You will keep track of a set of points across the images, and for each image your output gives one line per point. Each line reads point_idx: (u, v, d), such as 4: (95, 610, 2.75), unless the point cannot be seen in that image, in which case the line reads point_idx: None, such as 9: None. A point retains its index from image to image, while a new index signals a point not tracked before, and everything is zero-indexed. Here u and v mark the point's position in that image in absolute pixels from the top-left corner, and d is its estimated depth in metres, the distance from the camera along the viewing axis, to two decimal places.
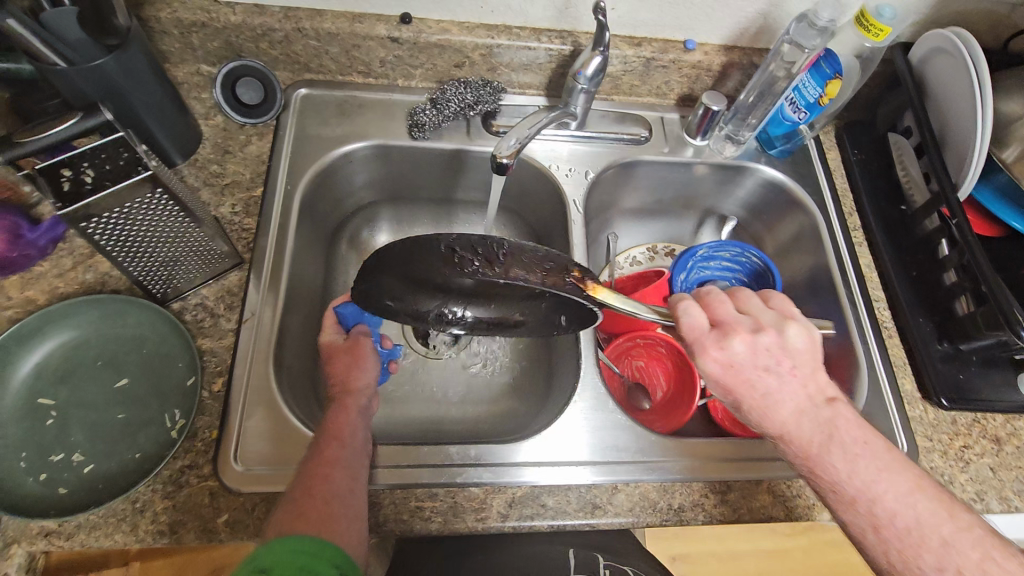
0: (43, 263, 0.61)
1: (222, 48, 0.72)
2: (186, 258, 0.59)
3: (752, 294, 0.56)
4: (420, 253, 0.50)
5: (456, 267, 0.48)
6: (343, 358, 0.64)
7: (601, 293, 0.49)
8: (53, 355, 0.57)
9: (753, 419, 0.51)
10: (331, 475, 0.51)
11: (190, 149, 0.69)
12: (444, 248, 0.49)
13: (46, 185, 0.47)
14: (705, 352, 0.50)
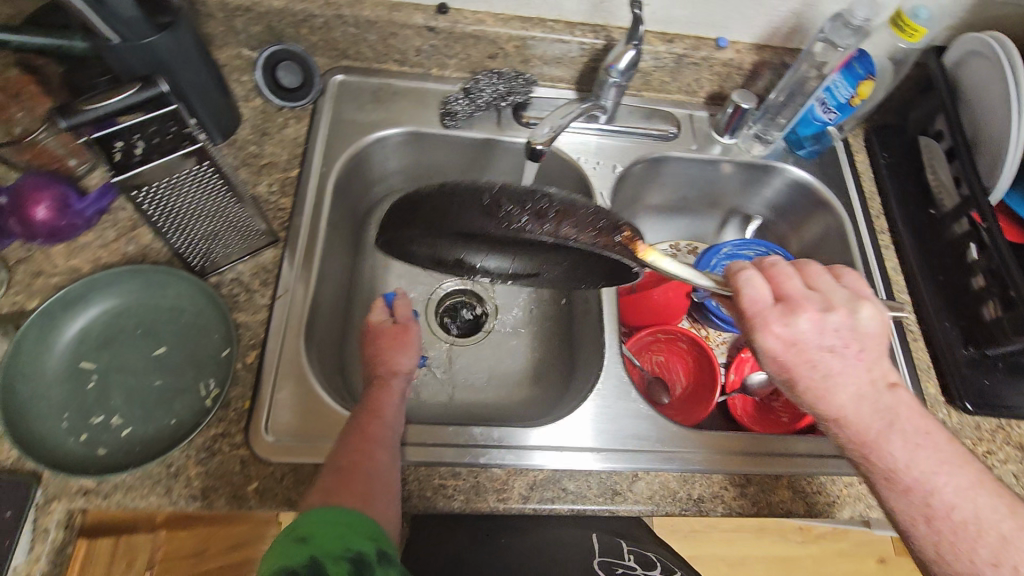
0: (88, 234, 0.63)
1: (264, 32, 0.73)
2: (225, 233, 0.61)
3: (821, 269, 0.54)
4: (456, 207, 0.45)
5: (501, 224, 0.44)
6: (389, 339, 0.65)
7: (650, 255, 0.47)
8: (95, 322, 0.59)
9: (807, 402, 0.51)
10: (373, 453, 0.53)
11: (230, 129, 0.71)
12: (485, 200, 0.45)
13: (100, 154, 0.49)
14: (769, 328, 0.50)
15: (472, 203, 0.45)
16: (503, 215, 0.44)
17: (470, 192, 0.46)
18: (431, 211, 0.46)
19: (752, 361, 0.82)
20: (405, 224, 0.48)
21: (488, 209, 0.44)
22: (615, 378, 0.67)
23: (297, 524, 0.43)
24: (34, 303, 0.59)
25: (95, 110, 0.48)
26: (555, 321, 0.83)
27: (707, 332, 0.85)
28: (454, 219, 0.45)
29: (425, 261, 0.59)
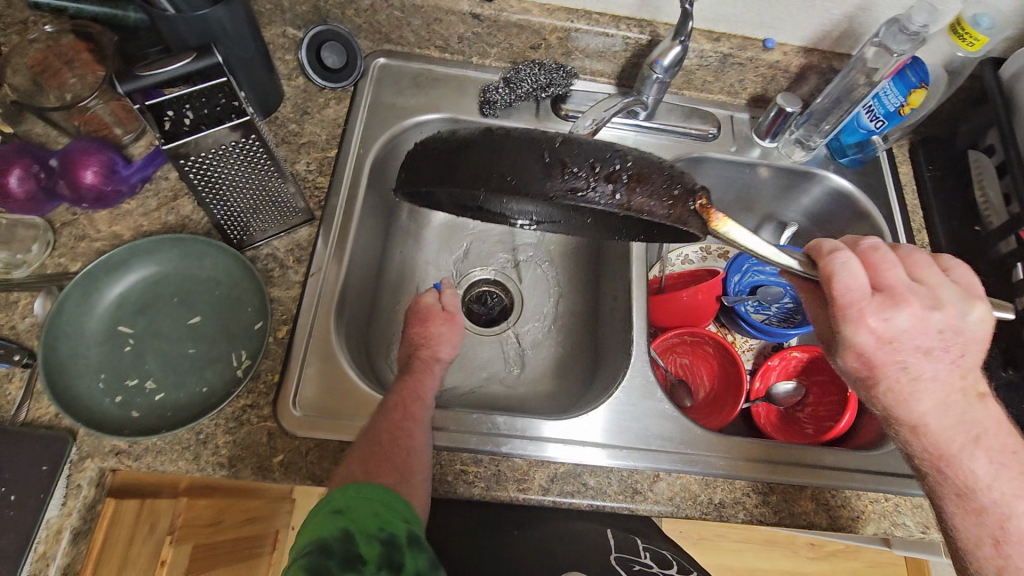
0: (131, 201, 0.64)
1: (310, 12, 0.74)
2: (265, 208, 0.62)
3: (930, 261, 0.51)
4: (515, 167, 0.43)
5: (567, 189, 0.43)
6: (441, 324, 0.66)
7: (724, 225, 0.47)
8: (134, 288, 0.60)
9: (885, 403, 0.50)
10: (412, 432, 0.54)
11: (272, 106, 0.71)
12: (547, 158, 0.43)
13: (152, 121, 0.50)
14: (865, 320, 0.47)
15: (533, 163, 0.43)
16: (569, 179, 0.43)
17: (526, 147, 0.43)
18: (473, 163, 0.44)
19: (779, 369, 0.80)
20: (442, 173, 0.45)
21: (549, 168, 0.43)
22: (641, 376, 0.66)
23: (333, 501, 0.44)
24: (77, 266, 0.61)
25: (151, 78, 0.48)
26: (580, 316, 0.82)
27: (734, 338, 0.84)
28: (511, 179, 0.43)
29: (449, 206, 0.57)
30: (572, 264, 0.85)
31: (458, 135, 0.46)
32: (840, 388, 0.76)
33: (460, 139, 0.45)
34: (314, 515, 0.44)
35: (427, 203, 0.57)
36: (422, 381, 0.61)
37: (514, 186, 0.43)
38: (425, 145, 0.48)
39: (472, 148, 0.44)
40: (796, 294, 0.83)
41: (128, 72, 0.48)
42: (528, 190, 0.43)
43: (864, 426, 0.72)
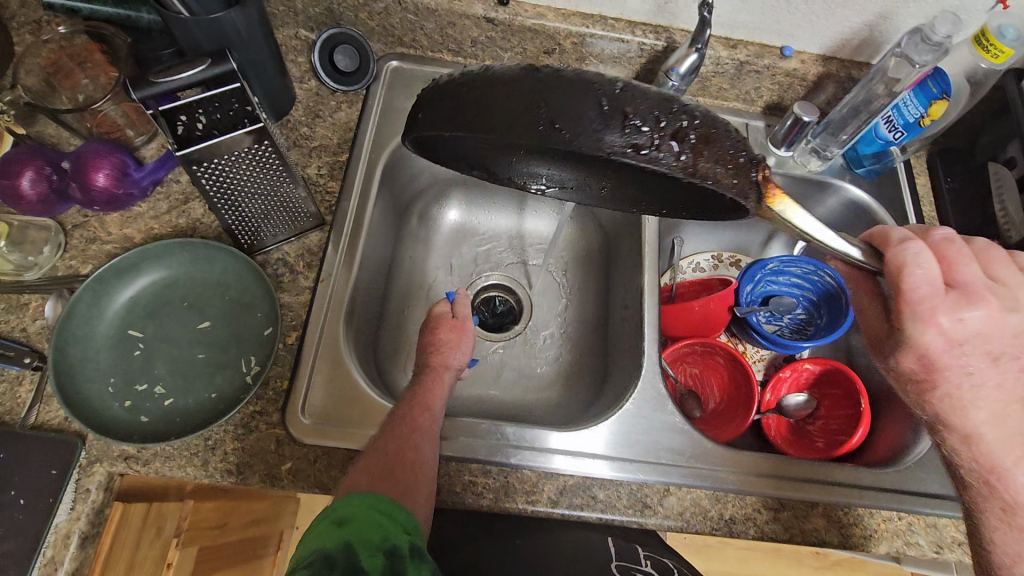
0: (142, 205, 0.64)
1: (324, 14, 0.73)
2: (275, 214, 0.61)
3: (1008, 260, 0.52)
4: (570, 118, 0.37)
5: (628, 145, 0.38)
6: (448, 333, 0.65)
7: (780, 203, 0.46)
8: (144, 292, 0.59)
9: (940, 408, 0.51)
10: (420, 443, 0.54)
11: (284, 109, 0.71)
12: (606, 107, 0.38)
13: (165, 126, 0.50)
14: (936, 318, 0.48)
15: (591, 114, 0.38)
16: (631, 134, 0.38)
17: (580, 94, 0.38)
18: (513, 107, 0.38)
19: (790, 381, 0.79)
20: (471, 119, 0.38)
21: (608, 120, 0.38)
22: (651, 389, 0.65)
23: (336, 512, 0.43)
24: (87, 268, 0.61)
25: (168, 83, 0.47)
26: (590, 324, 0.81)
27: (745, 348, 0.84)
28: (562, 128, 0.37)
29: (459, 161, 0.52)
30: (582, 271, 0.85)
31: (488, 85, 0.39)
32: (852, 401, 0.75)
33: (492, 86, 0.39)
34: (318, 525, 0.43)
35: (433, 156, 0.51)
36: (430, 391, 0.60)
37: (566, 139, 0.37)
38: (445, 92, 0.40)
39: (513, 89, 0.38)
40: (810, 305, 0.82)
41: (143, 78, 0.47)
42: (583, 144, 0.38)
43: (877, 442, 0.71)
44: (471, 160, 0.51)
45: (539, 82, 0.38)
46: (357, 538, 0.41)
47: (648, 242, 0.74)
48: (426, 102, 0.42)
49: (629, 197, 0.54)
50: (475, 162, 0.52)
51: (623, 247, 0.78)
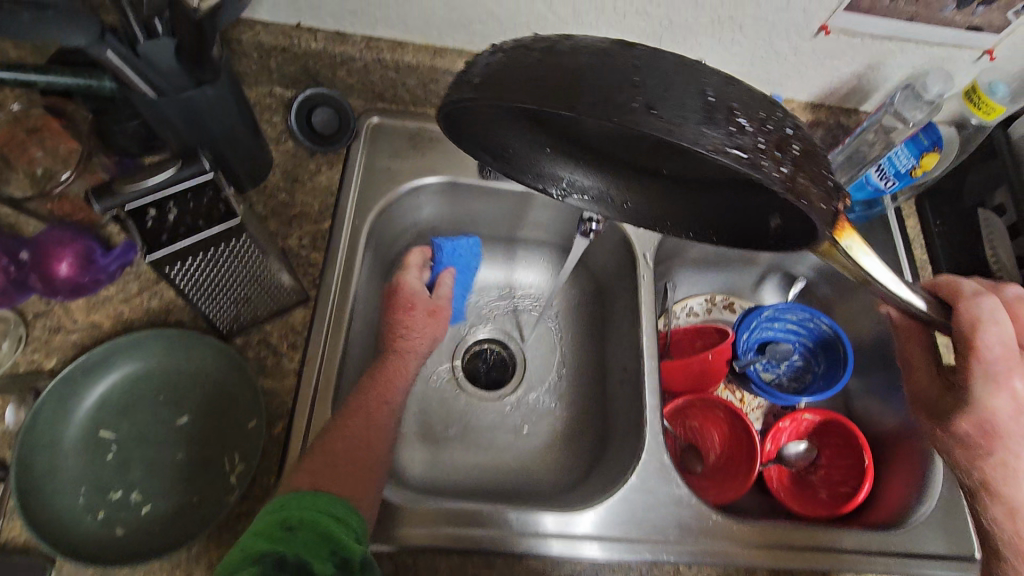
0: (111, 287, 0.60)
1: (299, 72, 0.70)
2: (256, 296, 0.58)
3: None
4: (671, 106, 0.30)
5: (731, 143, 0.31)
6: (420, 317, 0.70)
7: (847, 237, 0.40)
8: (116, 387, 0.55)
9: (995, 480, 0.52)
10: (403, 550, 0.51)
11: (261, 176, 0.67)
12: (710, 98, 0.31)
13: (135, 227, 0.46)
14: (1010, 382, 0.50)
15: (693, 105, 0.31)
16: (737, 136, 0.31)
17: (681, 82, 0.31)
18: (602, 87, 0.31)
19: (790, 431, 0.78)
20: (550, 94, 0.31)
21: (711, 115, 0.31)
22: (656, 460, 0.63)
23: (288, 513, 0.45)
24: (52, 362, 0.57)
25: (133, 192, 0.44)
26: (587, 378, 0.79)
27: (741, 396, 0.83)
28: (662, 114, 0.30)
29: (496, 133, 0.44)
30: (576, 322, 0.82)
31: (573, 61, 0.32)
32: (853, 452, 0.75)
33: (575, 62, 0.32)
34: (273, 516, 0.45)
35: (470, 125, 0.43)
36: (364, 399, 0.59)
37: (666, 128, 0.30)
38: (519, 59, 0.33)
39: (601, 65, 0.31)
40: (806, 351, 0.81)
41: (109, 184, 0.44)
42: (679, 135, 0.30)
43: (883, 499, 0.71)
44: (511, 131, 0.44)
45: (636, 63, 0.32)
46: (305, 546, 0.43)
47: (645, 299, 0.71)
48: (489, 69, 0.34)
49: (660, 208, 0.47)
50: (512, 134, 0.44)
51: (617, 301, 0.77)
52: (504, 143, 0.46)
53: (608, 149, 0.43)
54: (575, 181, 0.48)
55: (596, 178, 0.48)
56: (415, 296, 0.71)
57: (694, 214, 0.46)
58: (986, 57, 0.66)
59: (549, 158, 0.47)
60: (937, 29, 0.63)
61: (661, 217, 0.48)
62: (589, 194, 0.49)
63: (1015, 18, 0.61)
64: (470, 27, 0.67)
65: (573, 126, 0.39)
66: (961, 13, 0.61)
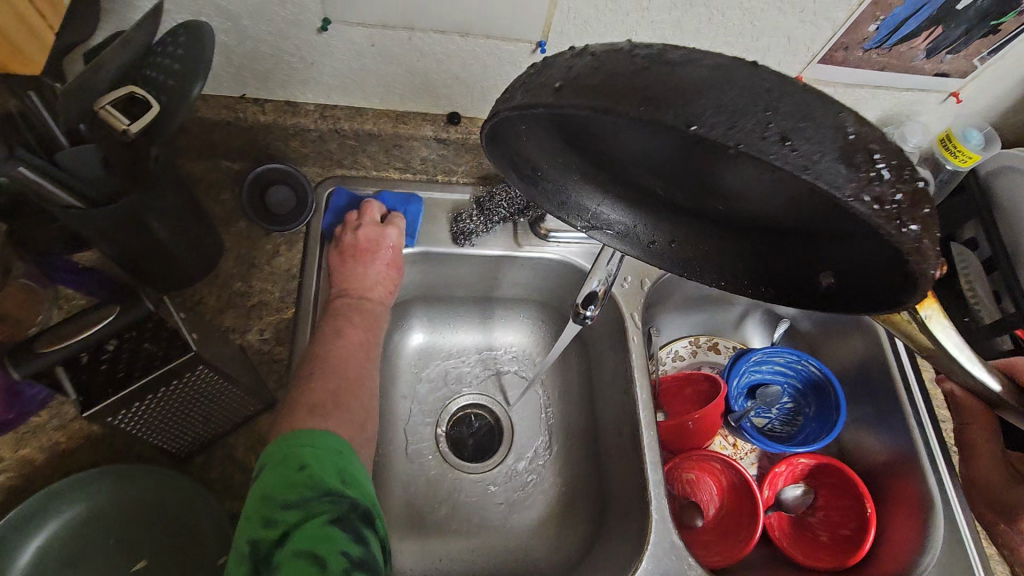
0: (42, 414, 0.52)
1: (248, 146, 0.64)
2: (216, 414, 0.51)
3: None
4: (809, 139, 0.25)
5: (866, 191, 0.26)
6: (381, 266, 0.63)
7: (928, 308, 0.44)
8: (56, 539, 0.48)
9: None
10: None
11: (211, 265, 0.61)
12: (850, 137, 0.26)
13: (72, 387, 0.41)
14: None
15: (833, 141, 0.26)
16: (876, 183, 0.26)
17: (821, 113, 0.26)
18: (729, 108, 0.25)
19: (786, 475, 0.75)
20: (662, 108, 0.25)
21: (850, 156, 0.26)
22: (665, 540, 0.60)
23: (346, 464, 0.44)
24: None
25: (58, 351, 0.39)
26: (579, 441, 0.75)
27: (734, 443, 0.81)
28: (798, 148, 0.25)
29: (536, 145, 0.38)
30: (563, 381, 0.79)
31: (692, 74, 0.26)
32: (852, 494, 0.73)
33: (692, 75, 0.26)
34: (323, 450, 0.44)
35: (511, 133, 0.37)
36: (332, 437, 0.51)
37: (803, 165, 0.25)
38: (619, 62, 0.27)
39: (724, 82, 0.26)
40: (795, 393, 0.80)
41: (29, 344, 0.38)
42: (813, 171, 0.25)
43: (886, 544, 0.70)
44: (554, 146, 0.38)
45: (769, 87, 0.26)
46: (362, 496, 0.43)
47: (636, 362, 0.69)
48: (574, 71, 0.28)
49: (693, 252, 0.42)
50: (553, 149, 0.38)
51: (606, 359, 0.74)
52: (537, 158, 0.40)
53: (656, 184, 0.37)
54: (602, 214, 0.43)
55: (626, 213, 0.43)
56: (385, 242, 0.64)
57: (730, 263, 0.42)
58: (952, 99, 0.67)
59: (580, 185, 0.42)
60: (907, 76, 0.63)
61: (694, 263, 0.43)
62: (617, 228, 0.44)
63: (980, 63, 0.62)
64: (435, 91, 0.62)
65: (634, 153, 0.34)
66: (931, 61, 0.61)
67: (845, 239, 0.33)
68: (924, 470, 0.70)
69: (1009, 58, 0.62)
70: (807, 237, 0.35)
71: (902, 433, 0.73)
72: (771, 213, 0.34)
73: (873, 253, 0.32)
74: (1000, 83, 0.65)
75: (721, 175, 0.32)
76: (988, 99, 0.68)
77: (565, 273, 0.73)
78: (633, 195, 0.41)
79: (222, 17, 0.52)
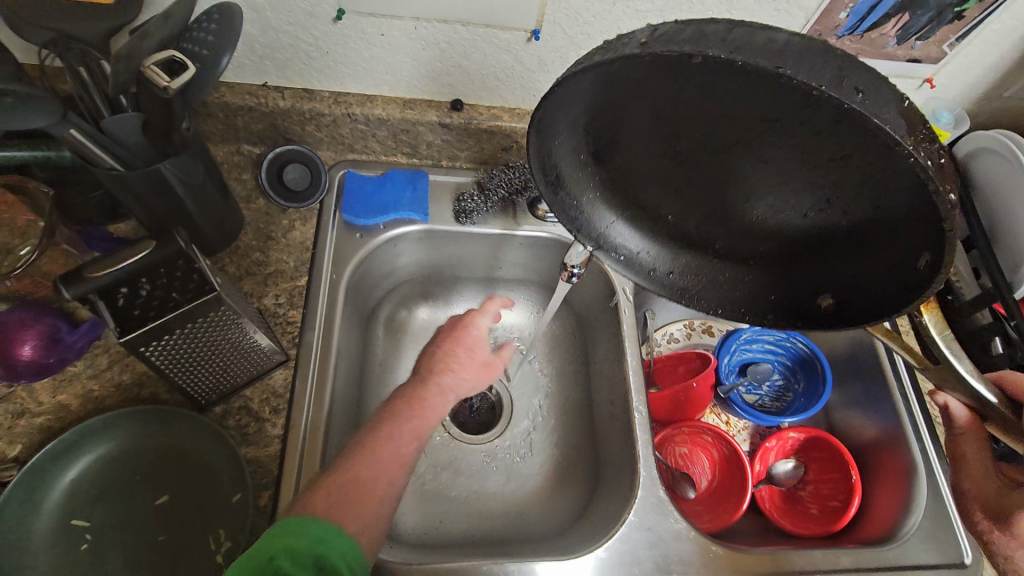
0: (77, 364, 0.58)
1: (267, 129, 0.70)
2: (235, 363, 0.56)
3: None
4: (876, 95, 0.27)
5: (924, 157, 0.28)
6: (483, 368, 0.65)
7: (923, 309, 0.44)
8: (89, 472, 0.53)
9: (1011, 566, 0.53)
10: None
11: (233, 237, 0.66)
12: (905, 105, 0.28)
13: (104, 308, 0.46)
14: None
15: (894, 100, 0.28)
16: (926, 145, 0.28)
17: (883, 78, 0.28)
18: (810, 61, 0.27)
19: (776, 449, 0.77)
20: (750, 54, 0.27)
21: (909, 117, 0.28)
22: (652, 495, 0.63)
23: (322, 551, 0.42)
24: (16, 449, 0.53)
25: (100, 279, 0.45)
26: (574, 414, 0.79)
27: (727, 419, 0.83)
28: (870, 99, 0.27)
29: (568, 147, 0.41)
30: (560, 357, 0.83)
31: (775, 38, 0.28)
32: (840, 466, 0.75)
33: (769, 43, 0.28)
34: (300, 539, 0.42)
35: (553, 127, 0.40)
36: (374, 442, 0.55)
37: (877, 112, 0.27)
38: (707, 25, 0.29)
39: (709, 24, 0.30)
40: (785, 370, 0.83)
41: (78, 270, 0.45)
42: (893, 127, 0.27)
43: (872, 513, 0.72)
44: (590, 142, 0.40)
45: (843, 61, 0.28)
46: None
47: (628, 332, 0.73)
48: (659, 32, 0.30)
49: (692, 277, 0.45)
50: (582, 156, 0.42)
51: (600, 333, 0.78)
52: (563, 161, 0.42)
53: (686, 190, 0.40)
54: (609, 235, 0.46)
55: (633, 234, 0.46)
56: (481, 338, 0.67)
57: (726, 292, 0.45)
58: (926, 85, 0.71)
59: (596, 200, 0.44)
60: (880, 63, 0.68)
61: (695, 292, 0.46)
62: (622, 253, 0.46)
63: (950, 49, 0.66)
64: (439, 79, 0.68)
65: (661, 146, 0.37)
66: (902, 47, 0.65)
67: (852, 246, 0.36)
68: (908, 439, 0.72)
69: (977, 45, 0.66)
70: (809, 252, 0.39)
71: (888, 405, 0.76)
72: (769, 220, 0.38)
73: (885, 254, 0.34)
74: (970, 70, 0.70)
75: (742, 170, 0.35)
76: (962, 86, 0.72)
77: (561, 252, 0.78)
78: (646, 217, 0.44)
79: (249, 10, 0.58)
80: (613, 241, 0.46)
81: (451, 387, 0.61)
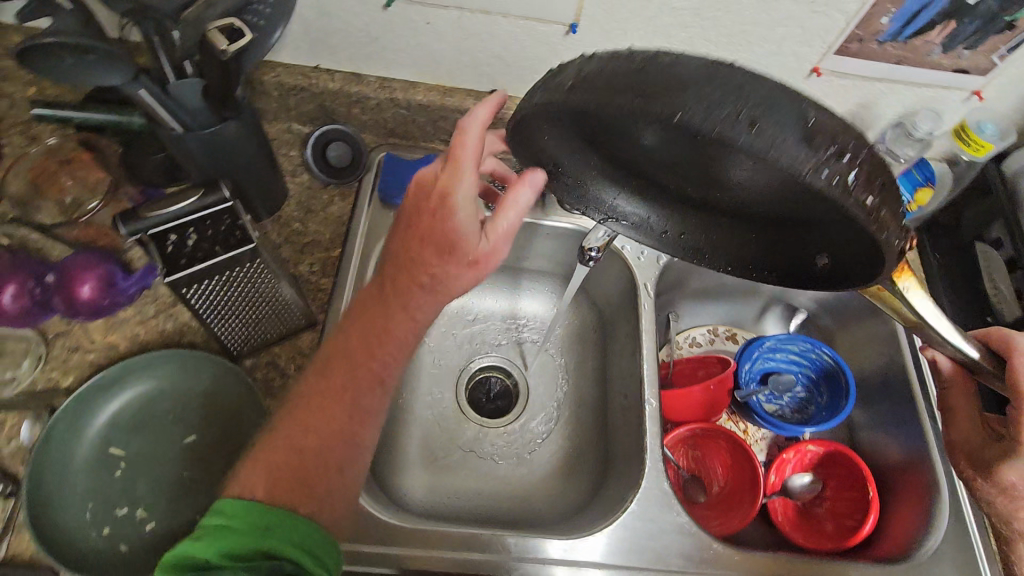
0: (128, 310, 0.63)
1: (316, 109, 0.74)
2: (265, 319, 0.60)
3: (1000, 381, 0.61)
4: (774, 124, 0.30)
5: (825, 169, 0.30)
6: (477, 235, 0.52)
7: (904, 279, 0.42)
8: (128, 407, 0.57)
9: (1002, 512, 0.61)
10: None
11: (276, 207, 0.71)
12: (810, 125, 0.30)
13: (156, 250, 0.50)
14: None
15: (795, 125, 0.30)
16: (833, 162, 0.30)
17: (787, 103, 0.30)
18: (707, 101, 0.30)
19: (794, 462, 0.75)
20: (652, 100, 0.31)
21: (811, 138, 0.30)
22: (656, 487, 0.63)
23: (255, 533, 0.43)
24: (68, 380, 0.59)
25: (155, 218, 0.50)
26: (588, 406, 0.80)
27: (745, 427, 0.82)
28: (764, 132, 0.30)
29: (559, 146, 0.45)
30: (578, 350, 0.84)
31: (681, 74, 0.31)
32: (859, 484, 0.72)
33: (682, 75, 0.31)
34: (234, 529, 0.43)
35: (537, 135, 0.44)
36: None
37: (765, 148, 0.30)
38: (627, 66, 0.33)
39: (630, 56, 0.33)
40: (809, 382, 0.82)
41: (135, 210, 0.50)
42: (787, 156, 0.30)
43: (889, 533, 0.70)
44: (575, 142, 0.43)
45: (741, 98, 0.30)
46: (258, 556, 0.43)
47: (646, 327, 0.73)
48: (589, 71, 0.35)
49: (700, 241, 0.47)
50: (572, 153, 0.45)
51: (619, 328, 0.79)
52: (558, 153, 0.46)
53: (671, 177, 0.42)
54: (618, 207, 0.48)
55: (638, 206, 0.48)
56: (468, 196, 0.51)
57: (735, 249, 0.46)
58: (975, 97, 0.70)
59: (598, 180, 0.47)
60: (925, 71, 0.67)
61: (704, 249, 0.47)
62: (632, 219, 0.49)
63: (1001, 60, 0.64)
64: (479, 69, 0.71)
65: (631, 154, 0.40)
66: (948, 56, 0.64)
67: (828, 224, 0.37)
68: (935, 463, 0.69)
69: None
70: (795, 223, 0.40)
71: (915, 425, 0.73)
72: (750, 202, 0.39)
73: (848, 234, 0.36)
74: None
75: (709, 172, 0.38)
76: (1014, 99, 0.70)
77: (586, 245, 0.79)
78: (646, 190, 0.46)
79: None
80: (619, 210, 0.48)
81: (427, 298, 0.54)
